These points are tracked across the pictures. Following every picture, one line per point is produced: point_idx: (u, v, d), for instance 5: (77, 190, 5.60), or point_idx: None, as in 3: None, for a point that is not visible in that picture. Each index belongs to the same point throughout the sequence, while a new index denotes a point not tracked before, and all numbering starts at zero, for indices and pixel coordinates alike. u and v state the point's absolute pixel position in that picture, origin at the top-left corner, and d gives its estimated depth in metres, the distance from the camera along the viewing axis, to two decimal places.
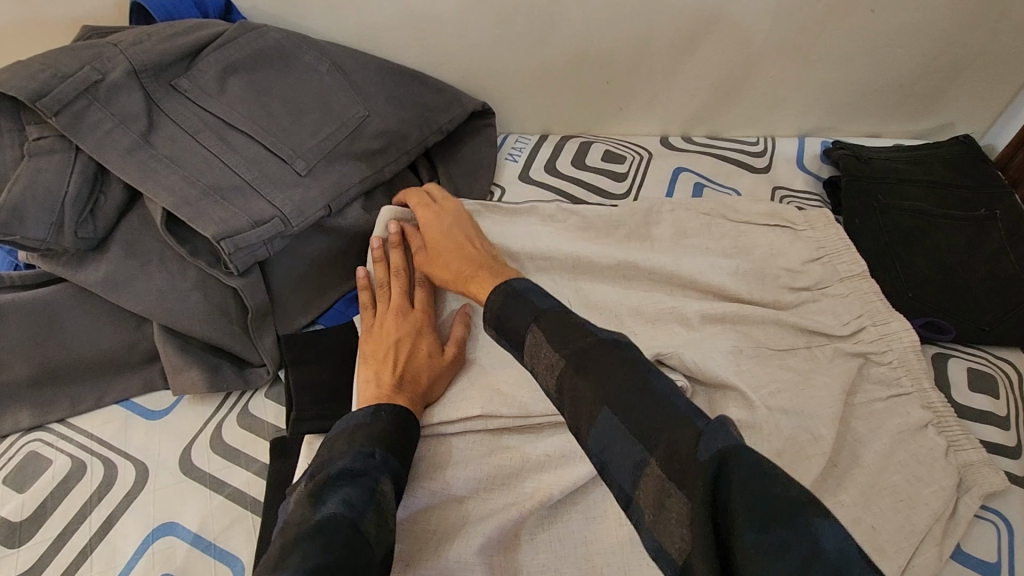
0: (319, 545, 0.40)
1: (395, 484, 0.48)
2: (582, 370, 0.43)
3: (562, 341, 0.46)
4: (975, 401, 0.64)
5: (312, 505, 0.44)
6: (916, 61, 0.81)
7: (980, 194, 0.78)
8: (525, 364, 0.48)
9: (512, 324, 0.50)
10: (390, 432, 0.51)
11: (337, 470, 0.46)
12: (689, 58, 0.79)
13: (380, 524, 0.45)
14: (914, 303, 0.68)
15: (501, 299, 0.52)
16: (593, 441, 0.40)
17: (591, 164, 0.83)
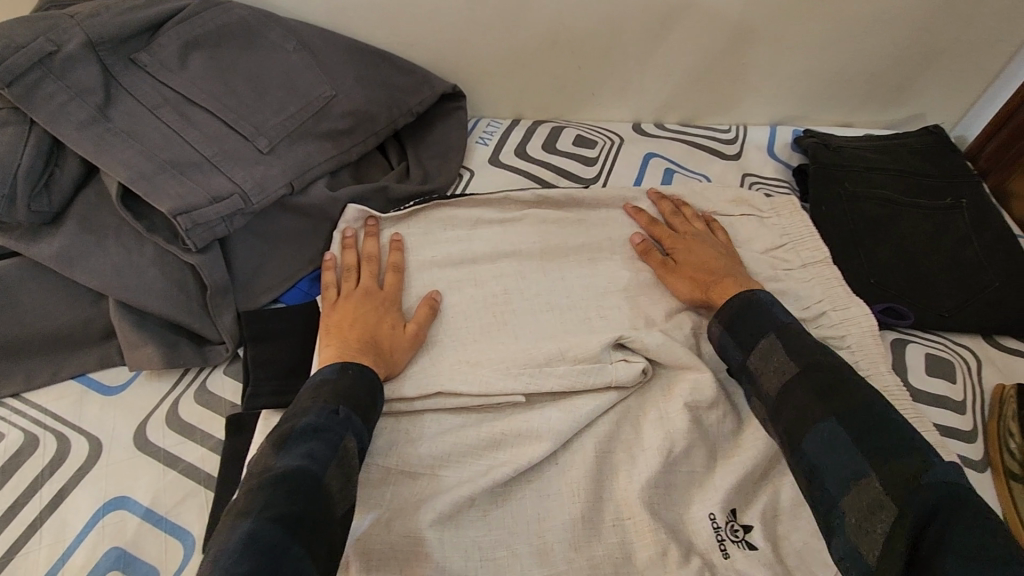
0: (276, 500, 0.41)
1: (359, 441, 0.49)
2: (829, 381, 0.49)
3: (805, 357, 0.52)
4: (932, 385, 0.64)
5: (273, 457, 0.44)
6: (887, 50, 0.81)
7: (947, 183, 0.79)
8: (749, 366, 0.55)
9: (746, 332, 0.56)
10: (354, 390, 0.51)
11: (301, 425, 0.47)
12: (662, 44, 0.79)
13: (340, 479, 0.45)
14: (875, 289, 0.69)
15: (740, 307, 0.58)
16: (811, 445, 0.47)
17: (563, 148, 0.83)
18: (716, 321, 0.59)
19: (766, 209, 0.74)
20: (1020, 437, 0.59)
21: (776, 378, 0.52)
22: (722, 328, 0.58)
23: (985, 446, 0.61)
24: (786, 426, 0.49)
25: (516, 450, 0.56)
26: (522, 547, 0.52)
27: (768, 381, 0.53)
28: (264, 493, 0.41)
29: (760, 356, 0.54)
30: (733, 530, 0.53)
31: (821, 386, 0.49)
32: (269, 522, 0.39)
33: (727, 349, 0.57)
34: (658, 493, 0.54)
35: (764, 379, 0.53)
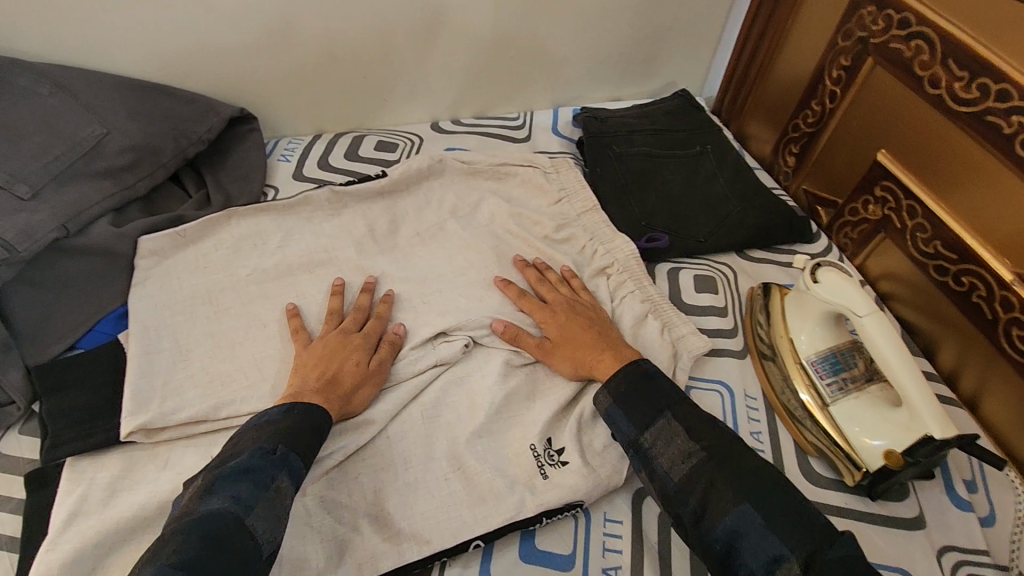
0: (190, 542, 0.41)
1: (295, 485, 0.49)
2: (731, 455, 0.51)
3: (699, 435, 0.53)
4: (700, 300, 0.76)
5: (195, 501, 0.44)
6: (628, 32, 0.94)
7: (695, 134, 0.94)
8: (639, 439, 0.55)
9: (640, 412, 0.56)
10: (298, 428, 0.52)
11: (238, 464, 0.47)
12: (434, 48, 0.87)
13: (269, 522, 0.46)
14: (646, 229, 0.81)
15: (631, 380, 0.59)
16: (727, 523, 0.48)
17: (365, 154, 0.88)
18: (605, 390, 0.59)
19: (548, 167, 0.86)
20: (764, 323, 0.71)
21: (680, 462, 0.52)
22: (612, 400, 0.58)
23: (744, 337, 0.73)
24: (700, 508, 0.49)
25: (342, 437, 0.58)
26: (362, 520, 0.55)
27: (666, 461, 0.53)
28: (186, 535, 0.41)
29: (655, 434, 0.55)
30: (549, 455, 0.60)
31: (722, 463, 0.51)
32: (169, 567, 0.39)
33: (617, 422, 0.57)
34: (481, 441, 0.60)
35: (659, 457, 0.54)
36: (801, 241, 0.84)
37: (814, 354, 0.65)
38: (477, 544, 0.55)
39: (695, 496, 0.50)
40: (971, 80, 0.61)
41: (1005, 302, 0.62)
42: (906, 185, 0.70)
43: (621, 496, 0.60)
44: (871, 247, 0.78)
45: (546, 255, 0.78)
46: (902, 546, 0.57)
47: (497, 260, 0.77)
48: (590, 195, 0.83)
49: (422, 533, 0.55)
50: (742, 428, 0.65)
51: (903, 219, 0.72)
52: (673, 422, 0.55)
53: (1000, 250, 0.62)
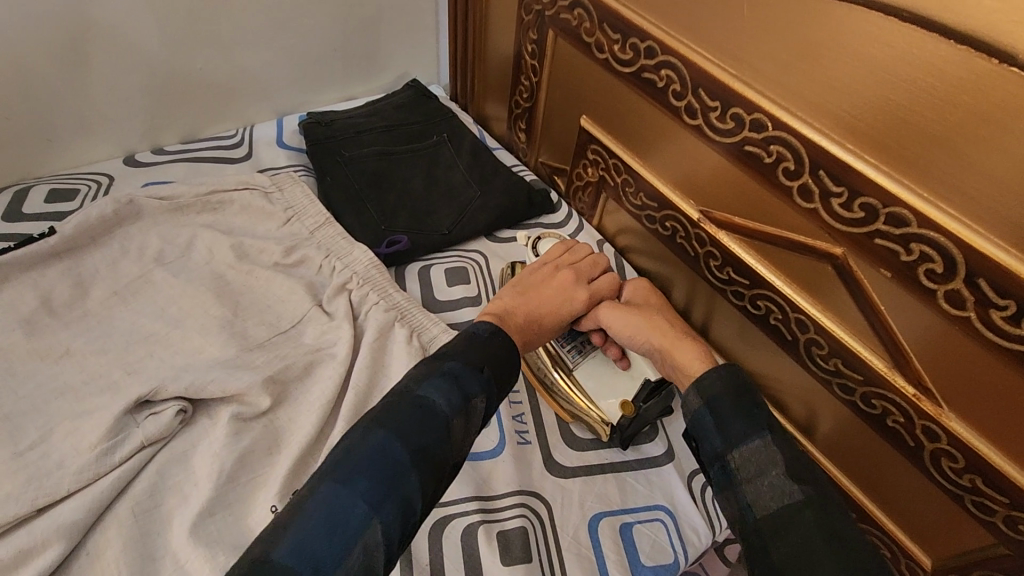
0: (417, 434, 0.46)
1: (487, 406, 0.52)
2: (832, 518, 0.45)
3: (801, 479, 0.48)
4: (453, 293, 0.75)
5: (420, 384, 0.49)
6: (334, 26, 0.88)
7: (429, 125, 0.92)
8: (727, 459, 0.51)
9: (737, 426, 0.51)
10: (504, 347, 0.55)
11: (448, 367, 0.51)
12: (92, 70, 0.74)
13: (462, 428, 0.49)
14: (387, 232, 0.77)
15: (725, 388, 0.53)
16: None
17: (30, 210, 0.72)
18: (695, 391, 0.54)
19: (268, 186, 0.78)
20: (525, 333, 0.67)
21: (775, 500, 0.46)
22: (703, 405, 0.54)
23: None
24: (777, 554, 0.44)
25: (14, 573, 0.48)
26: None
27: (756, 491, 0.48)
28: (427, 420, 0.47)
29: (745, 459, 0.50)
30: None
31: (819, 522, 0.45)
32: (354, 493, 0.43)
33: (705, 430, 0.53)
34: (217, 518, 0.53)
35: (748, 486, 0.49)
36: (543, 214, 0.86)
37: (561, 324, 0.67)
38: None
39: (784, 538, 0.44)
40: (624, 42, 0.65)
41: (698, 238, 0.68)
42: (608, 145, 0.75)
43: None
44: (602, 207, 0.83)
45: (281, 282, 0.70)
46: (649, 484, 0.62)
47: (220, 302, 0.67)
48: (321, 209, 0.76)
49: None
50: (505, 416, 0.64)
51: (615, 177, 0.76)
52: (771, 448, 0.49)
53: (682, 193, 0.67)
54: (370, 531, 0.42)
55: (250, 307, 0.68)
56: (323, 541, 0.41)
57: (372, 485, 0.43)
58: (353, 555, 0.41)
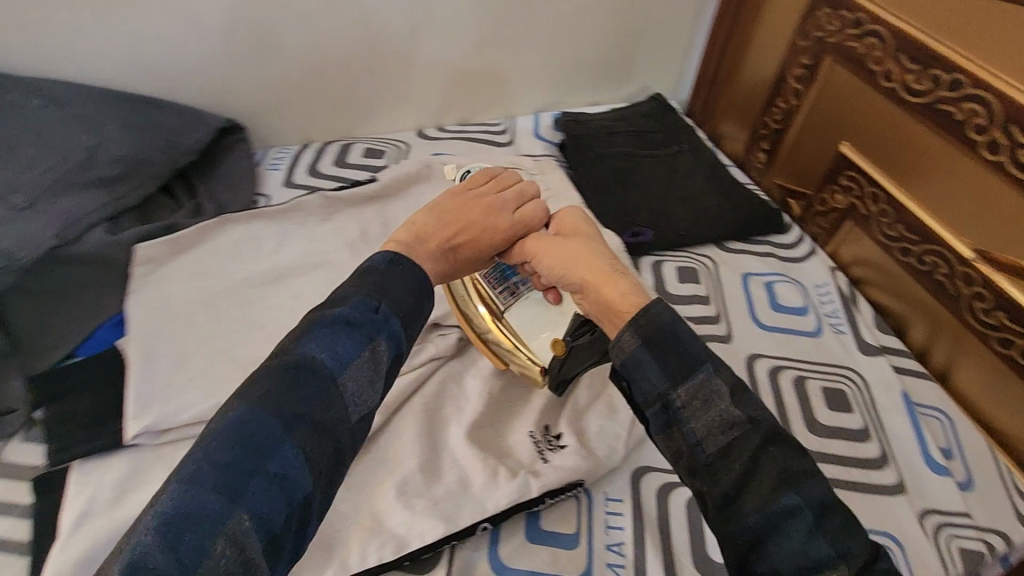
0: (295, 397, 0.41)
1: (395, 349, 0.47)
2: (779, 437, 0.43)
3: (743, 401, 0.44)
4: (684, 289, 0.80)
5: (301, 344, 0.44)
6: (603, 38, 0.99)
7: (670, 136, 0.98)
8: (669, 389, 0.44)
9: (680, 353, 0.44)
10: (401, 284, 0.49)
11: (336, 316, 0.45)
12: (417, 57, 0.90)
13: (362, 381, 0.44)
14: (629, 223, 0.84)
15: (651, 328, 0.46)
16: (760, 514, 0.40)
17: (353, 161, 0.89)
18: (630, 331, 0.46)
19: (533, 169, 0.90)
20: None
21: (728, 429, 0.43)
22: (638, 342, 0.45)
23: (727, 324, 0.77)
24: (733, 488, 0.42)
25: None
26: (366, 513, 0.55)
27: (704, 426, 0.43)
28: (281, 386, 0.42)
29: (690, 394, 0.44)
30: (548, 440, 0.62)
31: (771, 444, 0.42)
32: (213, 468, 0.38)
33: (638, 367, 0.45)
34: (483, 429, 0.63)
35: (693, 418, 0.44)
36: (774, 232, 0.88)
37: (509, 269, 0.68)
38: (483, 526, 0.56)
39: (738, 472, 0.42)
40: (922, 72, 0.66)
41: (966, 276, 0.66)
42: (869, 173, 0.75)
43: (622, 476, 0.62)
44: (842, 235, 0.82)
45: None
46: (882, 510, 0.61)
47: None
48: (574, 194, 0.86)
49: (439, 515, 0.55)
50: None
51: (869, 205, 0.76)
52: (715, 381, 0.44)
53: (958, 228, 0.66)
54: (235, 523, 0.37)
55: None
56: (173, 552, 0.35)
57: (232, 468, 0.38)
58: (217, 552, 0.36)
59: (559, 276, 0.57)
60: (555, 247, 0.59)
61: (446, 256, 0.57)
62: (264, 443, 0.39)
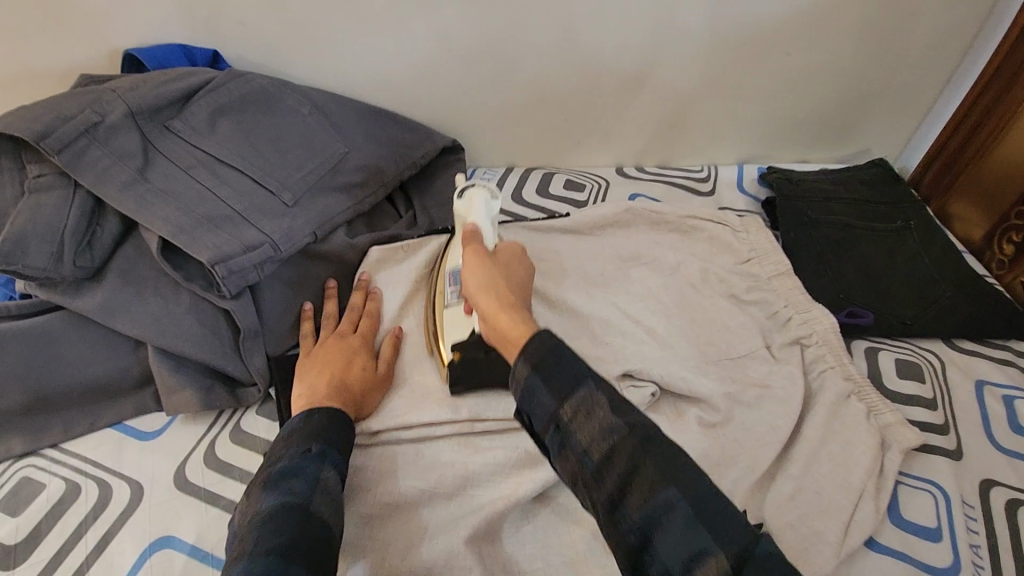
0: (287, 534, 0.43)
1: (339, 469, 0.50)
2: (655, 439, 0.41)
3: (622, 411, 0.42)
4: (905, 386, 0.72)
5: (258, 501, 0.46)
6: (831, 97, 0.93)
7: (895, 208, 0.88)
8: (556, 409, 0.43)
9: (558, 371, 0.44)
10: (327, 427, 0.52)
11: (277, 469, 0.47)
12: (634, 99, 0.89)
13: (330, 507, 0.47)
14: (844, 301, 0.78)
15: (544, 349, 0.45)
16: (644, 511, 0.38)
17: (554, 192, 0.91)
18: (523, 359, 0.45)
19: (738, 226, 0.83)
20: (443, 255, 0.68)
21: (602, 438, 0.41)
22: (530, 370, 0.44)
23: (957, 436, 0.67)
24: (618, 491, 0.39)
25: (539, 468, 0.58)
26: (556, 559, 0.55)
27: (587, 437, 0.41)
28: (287, 516, 0.44)
29: (575, 407, 0.42)
30: None
31: (648, 449, 0.40)
32: None
33: (533, 395, 0.44)
34: None
35: (579, 432, 0.42)
36: (1018, 338, 0.77)
37: (452, 264, 0.65)
38: None
39: (624, 475, 0.39)
40: None
41: None
42: None
43: None
44: None
45: (735, 314, 0.75)
46: None
47: (681, 313, 0.76)
48: (783, 258, 0.79)
49: None
50: (962, 537, 0.59)
51: None
52: (593, 388, 0.42)
53: None
54: None
55: (705, 325, 0.75)
56: None
57: None
58: None
59: (472, 300, 0.56)
60: (470, 269, 0.57)
61: (337, 390, 0.58)
62: (273, 574, 0.40)
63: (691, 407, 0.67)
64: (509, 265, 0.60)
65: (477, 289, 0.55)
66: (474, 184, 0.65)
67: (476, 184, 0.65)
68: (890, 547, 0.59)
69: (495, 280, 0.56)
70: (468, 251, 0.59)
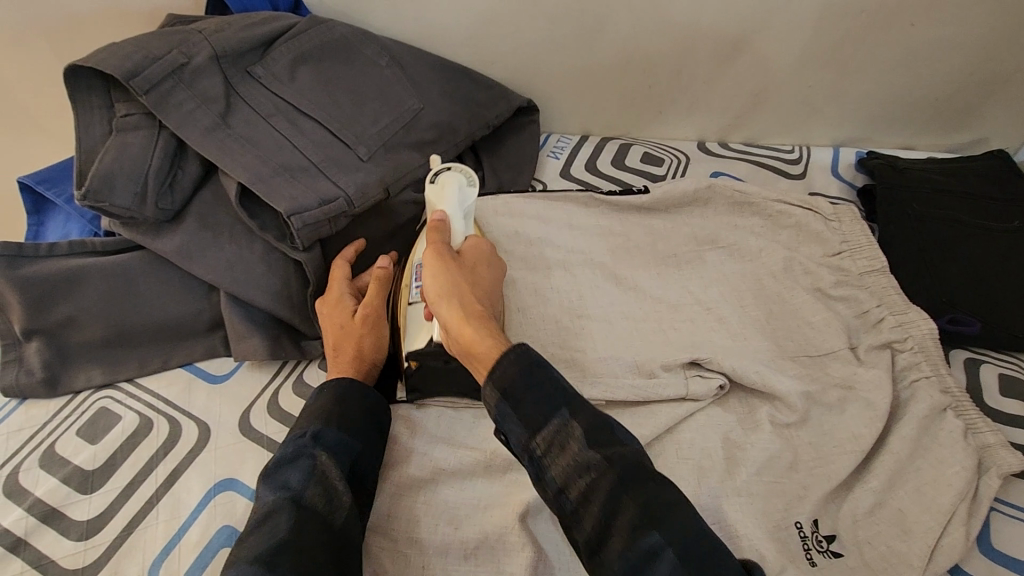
0: (276, 532, 0.44)
1: (341, 452, 0.50)
2: (636, 474, 0.43)
3: (599, 443, 0.44)
4: (1007, 405, 0.65)
5: (260, 493, 0.48)
6: (953, 75, 0.83)
7: (1016, 207, 0.79)
8: (532, 445, 0.45)
9: (529, 405, 0.46)
10: (330, 407, 0.53)
11: (276, 458, 0.49)
12: (730, 67, 0.82)
13: (324, 494, 0.47)
14: (947, 305, 0.71)
15: (519, 370, 0.47)
16: (625, 559, 0.41)
17: (630, 164, 0.86)
18: (493, 386, 0.47)
19: (830, 214, 0.76)
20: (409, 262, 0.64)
21: (575, 472, 0.44)
22: (499, 395, 0.46)
23: None
24: (596, 534, 0.42)
25: None
26: None
27: (563, 474, 0.44)
28: (282, 511, 0.45)
29: (548, 438, 0.45)
30: (818, 540, 0.55)
31: (625, 484, 0.42)
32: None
33: (504, 419, 0.46)
34: (741, 499, 0.56)
35: (553, 468, 0.45)
36: None
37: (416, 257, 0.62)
38: None
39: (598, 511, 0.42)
40: None
41: None
42: None
43: None
44: None
45: (819, 309, 0.69)
46: None
47: (758, 303, 0.71)
48: (879, 254, 0.72)
49: None
50: None
51: None
52: (572, 421, 0.45)
53: None
54: None
55: (786, 319, 0.70)
56: None
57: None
58: None
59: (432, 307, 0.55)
60: (429, 270, 0.55)
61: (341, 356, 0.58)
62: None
63: (764, 405, 0.62)
64: (475, 267, 0.58)
65: (440, 295, 0.53)
66: (449, 169, 0.62)
67: (452, 169, 0.63)
68: None
69: (462, 281, 0.55)
70: (431, 251, 0.57)
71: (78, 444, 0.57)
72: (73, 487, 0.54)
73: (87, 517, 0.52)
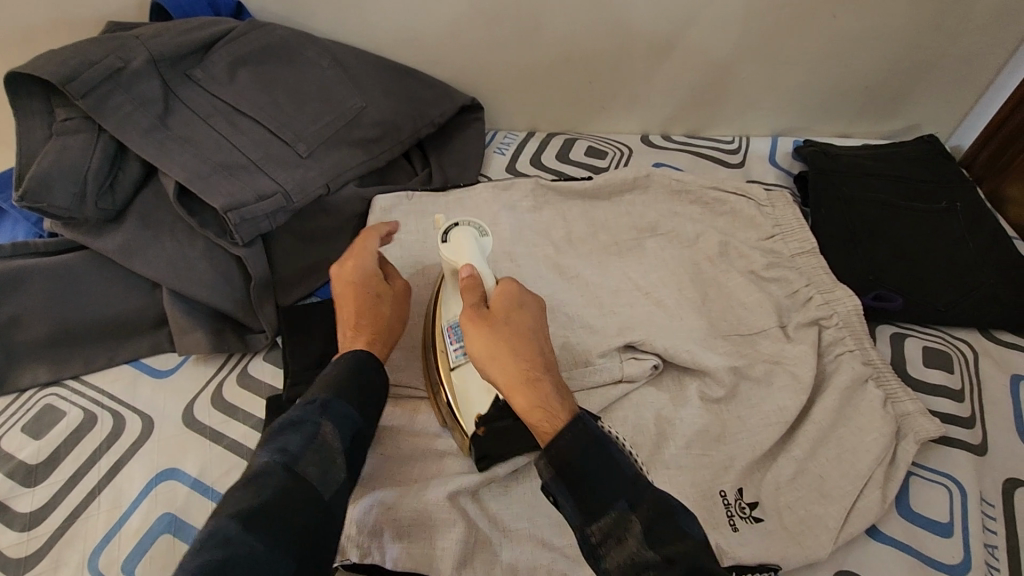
0: (263, 493, 0.42)
1: (343, 424, 0.48)
2: (688, 564, 0.40)
3: (658, 538, 0.41)
4: (930, 376, 0.68)
5: (256, 455, 0.45)
6: (881, 63, 0.86)
7: (941, 188, 0.82)
8: (584, 523, 0.43)
9: (590, 487, 0.43)
10: (342, 378, 0.51)
11: (281, 420, 0.47)
12: (666, 62, 0.85)
13: (320, 467, 0.45)
14: (873, 283, 0.73)
15: (584, 451, 0.44)
16: None
17: (575, 158, 0.89)
18: (548, 461, 0.45)
19: (763, 199, 0.79)
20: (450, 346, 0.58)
21: (622, 556, 0.42)
22: (555, 473, 0.44)
23: (983, 432, 0.64)
24: None
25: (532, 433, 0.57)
26: (542, 520, 0.55)
27: (612, 558, 0.42)
28: (272, 475, 0.43)
29: (603, 530, 0.43)
30: (741, 507, 0.57)
31: (675, 573, 0.40)
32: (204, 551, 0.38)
33: (560, 498, 0.44)
34: (668, 472, 0.59)
35: (606, 555, 0.43)
36: None
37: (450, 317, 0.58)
38: None
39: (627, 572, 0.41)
40: None
41: None
42: None
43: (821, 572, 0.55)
44: None
45: (752, 291, 0.72)
46: None
47: (694, 286, 0.73)
48: (808, 236, 0.75)
49: None
50: (975, 535, 0.56)
51: None
52: (628, 513, 0.43)
53: None
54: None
55: (719, 300, 0.72)
56: None
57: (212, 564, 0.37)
58: None
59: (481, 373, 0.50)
60: (469, 337, 0.51)
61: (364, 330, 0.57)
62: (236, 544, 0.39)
63: (694, 382, 0.65)
64: (513, 318, 0.51)
65: (490, 358, 0.49)
66: (457, 224, 0.59)
67: (461, 224, 0.59)
68: (893, 537, 0.56)
69: (516, 346, 0.49)
70: (466, 314, 0.52)
71: (23, 440, 0.58)
72: (17, 481, 0.55)
73: (30, 509, 0.54)
